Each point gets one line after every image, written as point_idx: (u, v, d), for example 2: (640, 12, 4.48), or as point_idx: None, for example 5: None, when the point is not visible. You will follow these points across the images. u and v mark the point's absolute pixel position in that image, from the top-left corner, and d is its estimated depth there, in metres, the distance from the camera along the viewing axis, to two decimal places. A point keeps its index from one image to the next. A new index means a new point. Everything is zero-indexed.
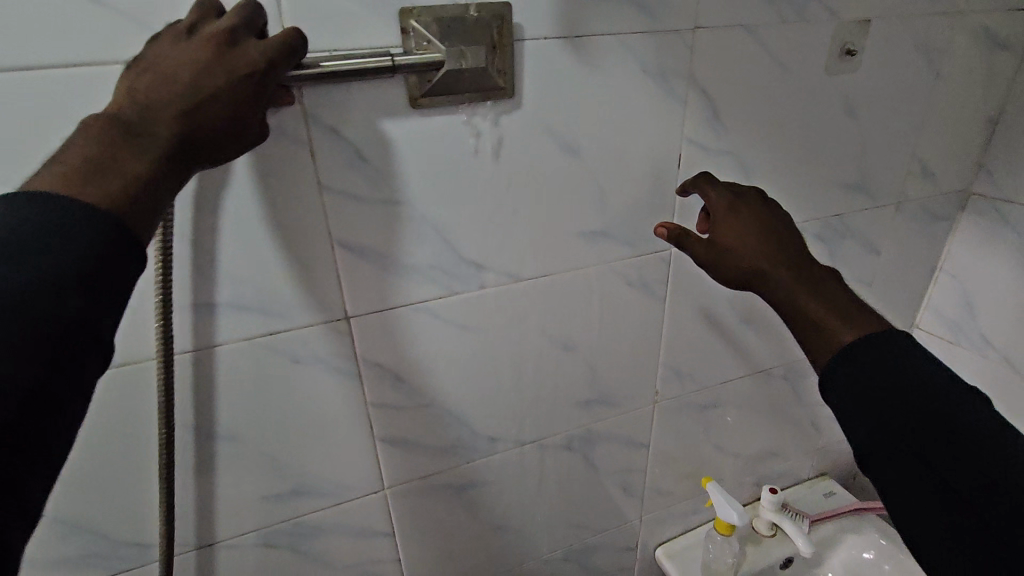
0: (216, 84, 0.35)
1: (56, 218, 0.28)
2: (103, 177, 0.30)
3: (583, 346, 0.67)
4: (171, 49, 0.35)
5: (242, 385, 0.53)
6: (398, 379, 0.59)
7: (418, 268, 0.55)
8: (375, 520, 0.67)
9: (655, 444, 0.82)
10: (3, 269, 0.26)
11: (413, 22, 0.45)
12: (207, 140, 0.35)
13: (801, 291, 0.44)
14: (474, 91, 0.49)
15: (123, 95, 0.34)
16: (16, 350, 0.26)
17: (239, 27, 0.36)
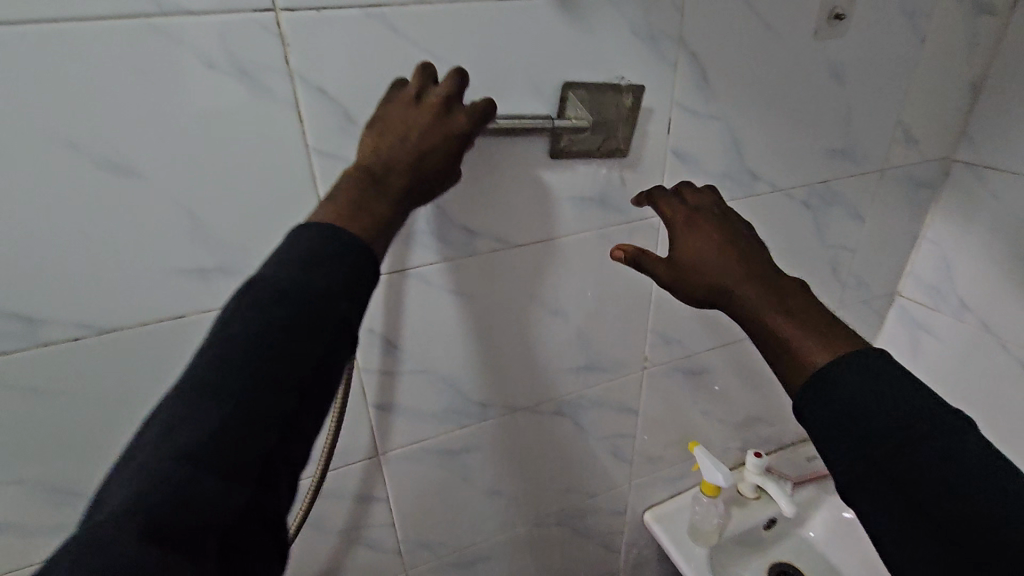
0: (437, 147, 0.44)
1: (332, 244, 0.37)
2: (362, 217, 0.40)
3: (573, 312, 0.68)
4: (404, 111, 0.44)
5: None
6: (389, 346, 0.60)
7: (411, 234, 0.55)
8: (371, 485, 0.68)
9: (644, 410, 0.84)
10: (309, 276, 0.36)
11: (571, 93, 0.54)
12: (426, 190, 0.44)
13: (770, 311, 0.47)
14: (602, 148, 0.58)
15: (369, 148, 0.43)
16: (305, 332, 0.34)
17: (452, 95, 0.45)
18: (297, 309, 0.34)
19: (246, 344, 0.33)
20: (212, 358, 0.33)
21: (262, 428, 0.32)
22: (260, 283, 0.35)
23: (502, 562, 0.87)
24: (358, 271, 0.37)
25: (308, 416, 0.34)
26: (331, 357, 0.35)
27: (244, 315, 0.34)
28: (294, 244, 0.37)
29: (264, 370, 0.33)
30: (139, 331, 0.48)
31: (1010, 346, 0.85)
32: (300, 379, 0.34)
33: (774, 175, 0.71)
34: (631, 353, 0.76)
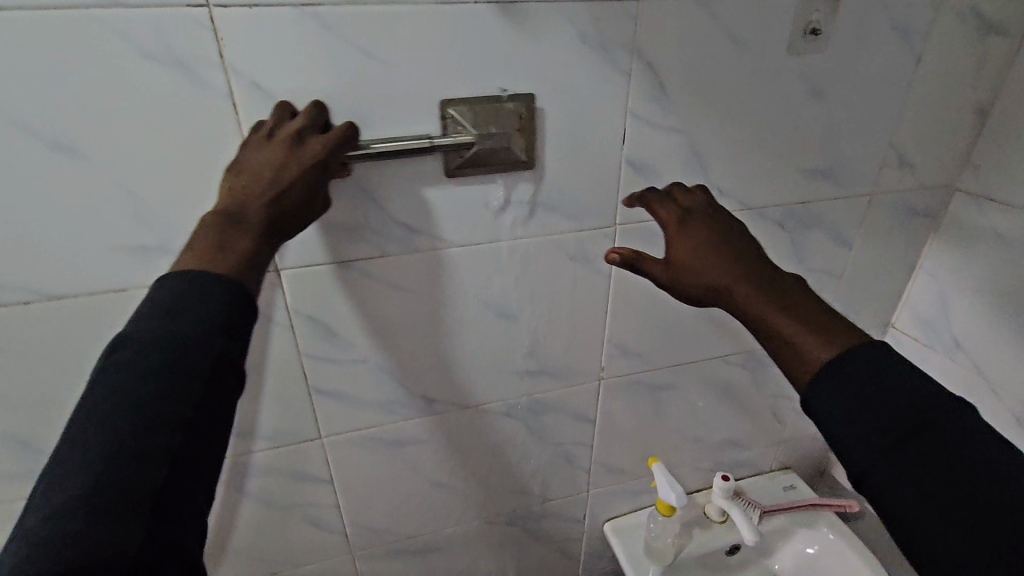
0: (293, 175, 0.44)
1: (194, 282, 0.38)
2: (222, 254, 0.40)
3: (523, 316, 0.69)
4: (256, 151, 0.45)
5: None
6: (331, 335, 0.61)
7: (350, 228, 0.56)
8: (315, 465, 0.70)
9: (603, 420, 0.83)
10: (175, 320, 0.36)
11: (451, 110, 0.53)
12: (293, 218, 0.45)
13: (770, 308, 0.47)
14: (501, 163, 0.57)
15: (226, 194, 0.44)
16: (182, 370, 0.34)
17: (305, 128, 0.46)
18: (167, 352, 0.34)
19: (118, 395, 0.33)
20: (80, 417, 0.33)
21: (148, 466, 0.32)
22: (124, 340, 0.35)
23: (453, 555, 0.88)
24: (225, 308, 0.37)
25: (200, 450, 0.34)
26: (215, 392, 0.35)
27: (111, 373, 0.34)
28: (168, 293, 0.37)
29: (138, 415, 0.32)
30: (86, 302, 0.52)
31: (1001, 392, 0.79)
32: (181, 416, 0.33)
33: (743, 192, 0.69)
34: (586, 361, 0.75)
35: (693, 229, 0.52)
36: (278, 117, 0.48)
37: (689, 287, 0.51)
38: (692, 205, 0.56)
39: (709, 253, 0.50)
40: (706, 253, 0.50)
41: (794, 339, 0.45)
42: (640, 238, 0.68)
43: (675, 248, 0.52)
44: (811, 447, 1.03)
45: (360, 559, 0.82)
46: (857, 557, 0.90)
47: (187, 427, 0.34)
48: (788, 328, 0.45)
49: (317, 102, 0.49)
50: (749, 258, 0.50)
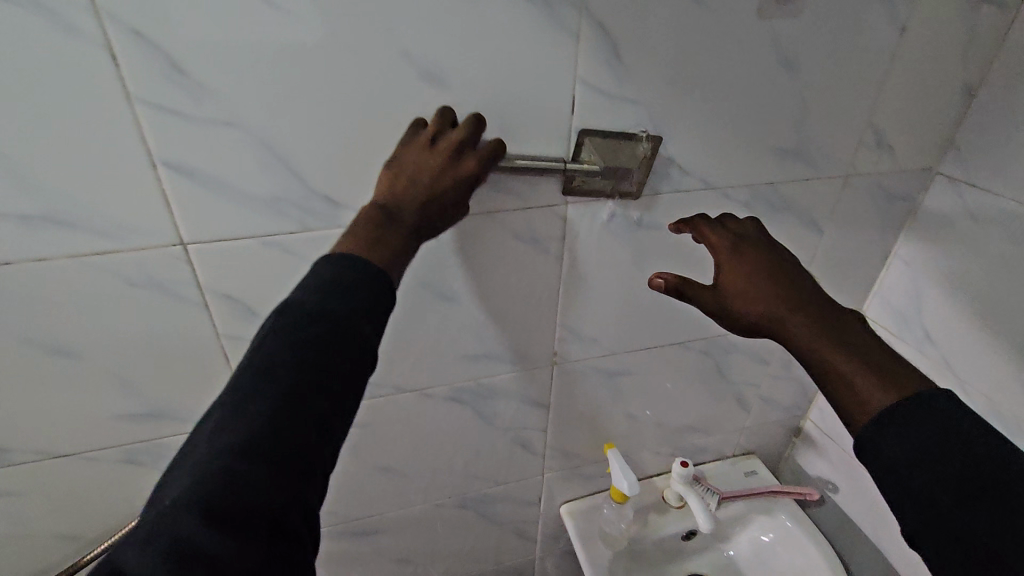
0: (449, 186, 0.47)
1: (357, 275, 0.39)
2: (376, 249, 0.42)
3: (467, 298, 0.64)
4: (420, 155, 0.48)
5: (71, 302, 0.50)
6: (251, 315, 0.57)
7: (264, 201, 0.51)
8: None
9: (557, 405, 0.80)
10: (354, 293, 0.38)
11: (588, 138, 0.57)
12: (436, 224, 0.47)
13: (830, 347, 0.46)
14: (613, 188, 0.61)
15: (386, 189, 0.47)
16: (337, 340, 0.37)
17: (463, 139, 0.48)
18: (323, 324, 0.37)
19: (279, 355, 0.36)
20: (247, 370, 0.36)
21: (302, 427, 0.34)
22: (293, 307, 0.38)
23: (400, 537, 0.86)
24: (380, 291, 0.40)
25: (343, 424, 0.37)
26: (361, 375, 0.38)
27: (279, 336, 0.37)
28: (328, 269, 0.40)
29: (301, 382, 0.35)
30: None
31: (966, 389, 0.77)
32: (332, 388, 0.36)
33: (707, 171, 0.64)
34: (537, 345, 0.72)
35: (745, 256, 0.52)
36: (441, 123, 0.49)
37: (739, 318, 0.50)
38: (744, 235, 0.56)
39: (762, 280, 0.50)
40: (759, 281, 0.50)
41: (854, 382, 0.45)
42: (593, 216, 0.63)
43: (726, 273, 0.52)
44: (774, 432, 1.01)
45: None
46: (813, 546, 0.90)
47: (335, 402, 0.36)
48: (850, 370, 0.45)
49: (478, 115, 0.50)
50: (810, 292, 0.50)
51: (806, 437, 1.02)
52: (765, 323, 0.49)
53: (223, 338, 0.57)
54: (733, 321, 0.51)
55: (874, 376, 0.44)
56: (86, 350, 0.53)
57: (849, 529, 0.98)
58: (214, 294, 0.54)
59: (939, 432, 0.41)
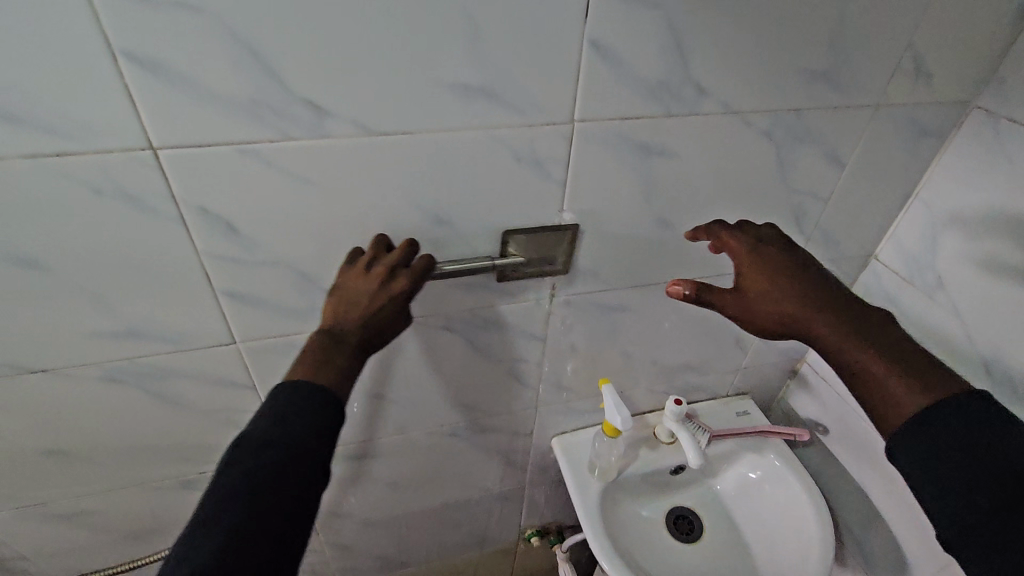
0: (383, 306, 0.53)
1: (301, 400, 0.48)
2: (323, 368, 0.50)
3: (467, 226, 0.61)
4: (355, 280, 0.54)
5: (35, 210, 0.47)
6: (231, 232, 0.53)
7: (239, 103, 0.46)
8: (232, 371, 0.65)
9: (553, 339, 0.78)
10: (302, 417, 0.47)
11: (511, 236, 0.63)
12: (380, 337, 0.54)
13: (854, 345, 0.55)
14: (542, 271, 0.68)
15: (331, 313, 0.54)
16: (290, 461, 0.44)
17: (396, 261, 0.55)
18: (278, 449, 0.44)
19: (236, 480, 0.43)
20: (212, 494, 0.43)
21: (257, 541, 0.41)
22: (247, 440, 0.45)
23: (391, 463, 0.87)
24: (324, 417, 0.48)
25: (296, 535, 0.43)
26: (311, 489, 0.45)
27: (235, 463, 0.44)
28: (275, 401, 0.48)
29: (254, 506, 0.42)
30: None
31: (972, 337, 0.75)
32: (285, 504, 0.43)
33: (728, 93, 0.59)
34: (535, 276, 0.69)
35: (767, 258, 0.60)
36: (379, 250, 0.57)
37: (766, 320, 0.58)
38: (765, 237, 0.63)
39: (784, 282, 0.58)
40: (783, 284, 0.58)
41: (882, 380, 0.54)
42: (602, 139, 0.58)
43: (750, 280, 0.60)
44: (770, 374, 1.01)
45: None
46: (798, 483, 0.90)
47: (287, 516, 0.43)
48: (878, 369, 0.54)
49: (413, 239, 0.58)
50: (829, 291, 0.58)
51: (800, 380, 1.02)
52: (791, 324, 0.57)
53: (203, 255, 0.54)
54: (758, 324, 0.59)
55: (900, 375, 0.53)
56: (59, 264, 0.51)
57: (834, 471, 0.99)
58: (191, 206, 0.50)
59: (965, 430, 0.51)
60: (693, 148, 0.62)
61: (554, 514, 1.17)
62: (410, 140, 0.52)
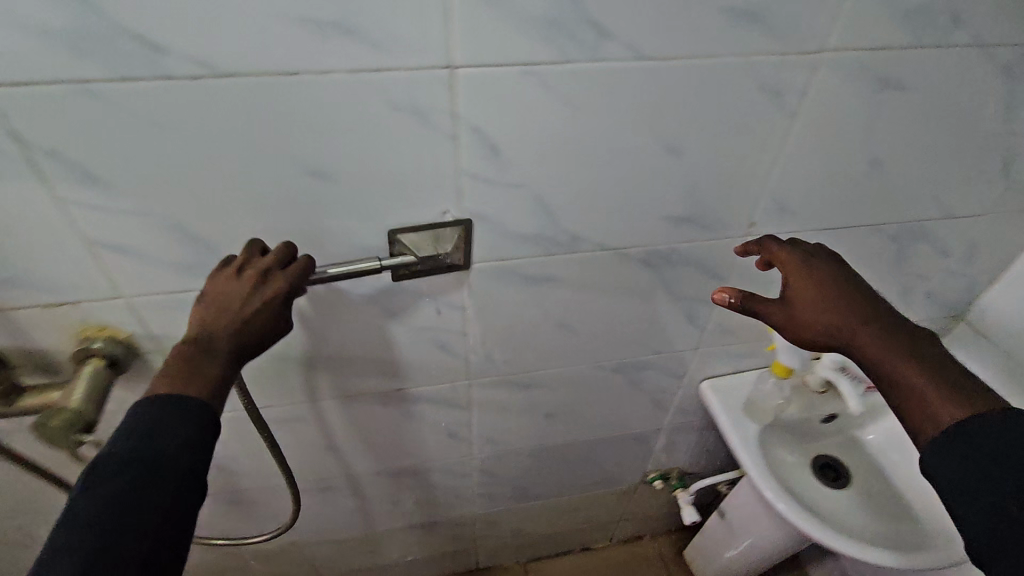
0: (256, 311, 0.53)
1: (168, 414, 0.47)
2: (193, 378, 0.50)
3: (693, 157, 0.62)
4: (226, 285, 0.54)
5: (339, 124, 0.52)
6: (491, 152, 0.57)
7: (538, 22, 0.49)
8: (452, 289, 0.70)
9: (733, 280, 0.80)
10: (173, 433, 0.46)
11: (398, 236, 0.62)
12: (258, 344, 0.54)
13: (890, 357, 0.58)
14: (439, 266, 0.66)
15: (198, 323, 0.52)
16: (157, 478, 0.44)
17: (272, 264, 0.55)
18: (142, 467, 0.44)
19: (99, 501, 0.43)
20: (70, 519, 0.42)
21: (122, 561, 0.41)
22: (105, 461, 0.45)
23: (553, 394, 0.92)
24: (197, 429, 0.47)
25: (166, 554, 0.43)
26: (178, 503, 0.44)
27: (93, 486, 0.43)
28: (141, 418, 0.47)
29: (112, 526, 0.42)
30: (254, 81, 0.47)
31: None
32: (150, 521, 0.43)
33: (982, 23, 0.57)
34: (738, 213, 0.70)
35: (819, 270, 0.63)
36: (251, 254, 0.56)
37: (808, 329, 0.62)
38: (806, 249, 0.66)
39: (826, 295, 0.62)
40: (824, 297, 0.62)
41: (923, 393, 0.56)
42: (842, 69, 0.58)
43: (795, 290, 0.64)
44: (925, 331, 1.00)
45: (472, 386, 0.86)
46: None
47: (155, 533, 0.43)
48: (925, 385, 0.56)
49: (291, 241, 0.57)
50: (875, 307, 0.62)
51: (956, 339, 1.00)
52: (832, 335, 0.61)
53: (463, 174, 0.58)
54: (800, 334, 0.63)
55: (939, 389, 0.55)
56: (342, 177, 0.56)
57: None
58: (467, 125, 0.54)
59: (995, 437, 0.51)
60: (926, 83, 0.62)
61: (677, 459, 1.21)
62: (670, 67, 0.54)
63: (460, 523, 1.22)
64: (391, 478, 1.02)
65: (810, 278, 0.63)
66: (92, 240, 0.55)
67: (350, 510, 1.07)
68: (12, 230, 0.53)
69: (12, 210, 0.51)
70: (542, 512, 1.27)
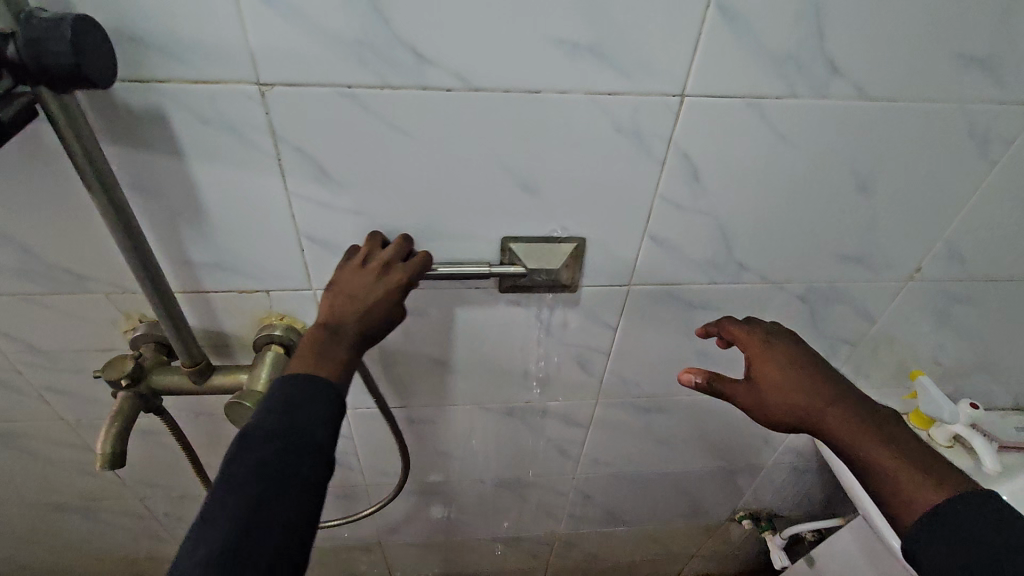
0: (380, 300, 0.52)
1: (304, 391, 0.47)
2: (325, 360, 0.50)
3: (881, 197, 0.62)
4: (354, 274, 0.54)
5: (560, 140, 0.53)
6: (692, 179, 0.58)
7: (775, 57, 0.50)
8: (610, 309, 0.71)
9: (881, 323, 0.79)
10: (313, 408, 0.46)
11: (511, 245, 0.61)
12: (379, 332, 0.53)
13: (868, 442, 0.55)
14: (546, 285, 0.64)
15: (327, 308, 0.52)
16: (295, 451, 0.44)
17: (393, 256, 0.55)
18: (282, 440, 0.44)
19: (243, 472, 0.42)
20: (219, 485, 0.42)
21: (264, 532, 0.40)
22: (252, 430, 0.44)
23: (672, 420, 0.91)
24: (331, 404, 0.47)
25: (305, 528, 0.42)
26: (318, 476, 0.44)
27: (242, 454, 0.43)
28: (280, 393, 0.47)
29: (260, 494, 0.41)
30: (500, 93, 0.50)
31: None
32: (291, 492, 0.42)
33: None
34: (908, 256, 0.69)
35: (776, 350, 0.60)
36: (373, 245, 0.56)
37: (776, 409, 0.58)
38: (770, 329, 0.63)
39: (794, 376, 0.58)
40: (792, 376, 0.58)
41: (895, 475, 0.53)
42: None
43: (760, 370, 0.59)
44: None
45: (599, 405, 0.86)
46: None
47: (294, 506, 0.42)
48: (892, 464, 0.53)
49: (407, 235, 0.57)
50: (838, 384, 0.58)
51: None
52: (802, 417, 0.57)
53: (659, 198, 0.59)
54: (774, 418, 0.58)
55: (910, 471, 0.53)
56: (547, 192, 0.57)
57: None
58: (679, 151, 0.55)
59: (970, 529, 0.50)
60: None
61: (772, 500, 1.18)
62: (886, 108, 0.55)
63: (543, 541, 1.21)
64: (494, 488, 1.02)
65: (771, 356, 0.60)
66: (305, 232, 0.58)
67: (445, 517, 1.08)
68: (241, 218, 0.56)
69: (247, 199, 0.54)
70: (626, 539, 1.24)
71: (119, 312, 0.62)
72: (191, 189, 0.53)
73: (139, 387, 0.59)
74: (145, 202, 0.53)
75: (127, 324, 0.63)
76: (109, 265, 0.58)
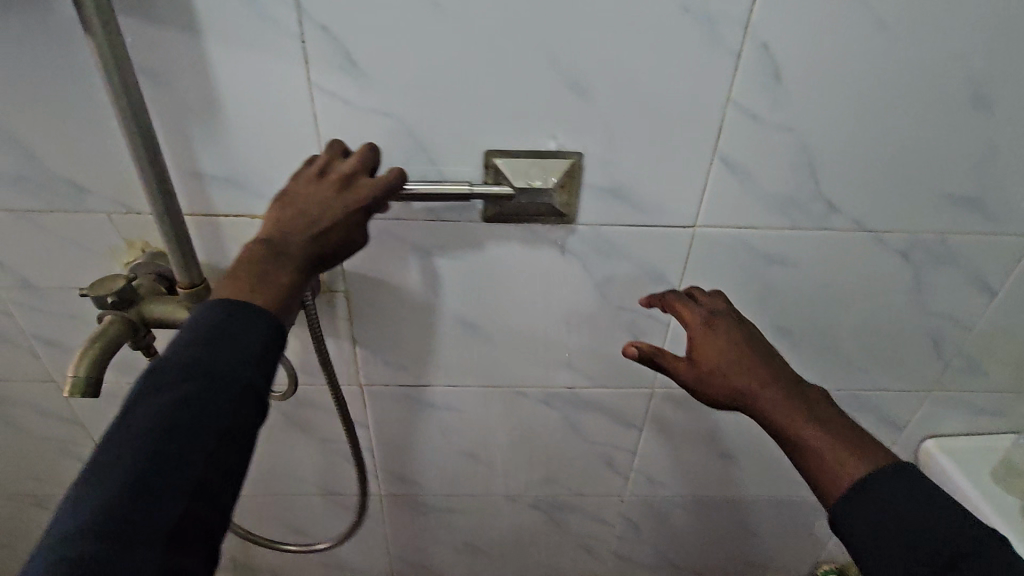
0: (333, 219, 0.44)
1: (228, 326, 0.40)
2: (262, 285, 0.43)
3: (1003, 113, 0.52)
4: (307, 186, 0.45)
5: (618, 25, 0.47)
6: (771, 81, 0.50)
7: None
8: (671, 262, 0.60)
9: (1004, 297, 0.65)
10: (236, 345, 0.39)
11: (495, 161, 0.52)
12: (332, 256, 0.45)
13: (805, 424, 0.48)
14: (535, 211, 0.55)
15: (270, 223, 0.45)
16: (211, 396, 0.37)
17: (356, 168, 0.46)
18: (196, 383, 0.37)
19: (148, 421, 0.36)
20: (119, 431, 0.36)
21: (167, 490, 0.35)
22: (165, 367, 0.38)
23: (741, 425, 0.77)
24: (262, 342, 0.40)
25: (222, 487, 0.37)
26: (241, 425, 0.38)
27: (151, 398, 0.37)
28: (200, 325, 0.40)
29: (166, 446, 0.35)
30: None
31: None
32: (204, 444, 0.36)
33: None
34: None
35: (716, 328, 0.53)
36: (333, 156, 0.48)
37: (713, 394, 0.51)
38: (716, 304, 0.55)
39: (734, 356, 0.51)
40: (734, 360, 0.51)
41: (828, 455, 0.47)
42: None
43: (699, 348, 0.52)
44: None
45: (656, 397, 0.73)
46: None
47: (207, 460, 0.36)
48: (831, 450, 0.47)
49: (373, 144, 0.48)
50: (777, 365, 0.51)
51: None
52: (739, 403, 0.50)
53: (732, 107, 0.51)
54: (710, 399, 0.52)
55: (839, 446, 0.47)
56: (601, 96, 0.50)
57: None
58: (756, 41, 0.48)
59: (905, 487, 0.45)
60: None
61: None
62: None
63: None
64: (527, 510, 0.87)
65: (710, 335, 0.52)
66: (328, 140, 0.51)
67: (471, 546, 0.92)
68: (256, 121, 0.50)
69: (263, 95, 0.49)
70: None
71: (121, 240, 0.56)
72: (206, 80, 0.48)
73: (127, 313, 0.52)
74: (158, 94, 0.48)
75: (129, 257, 0.57)
76: (114, 176, 0.52)
